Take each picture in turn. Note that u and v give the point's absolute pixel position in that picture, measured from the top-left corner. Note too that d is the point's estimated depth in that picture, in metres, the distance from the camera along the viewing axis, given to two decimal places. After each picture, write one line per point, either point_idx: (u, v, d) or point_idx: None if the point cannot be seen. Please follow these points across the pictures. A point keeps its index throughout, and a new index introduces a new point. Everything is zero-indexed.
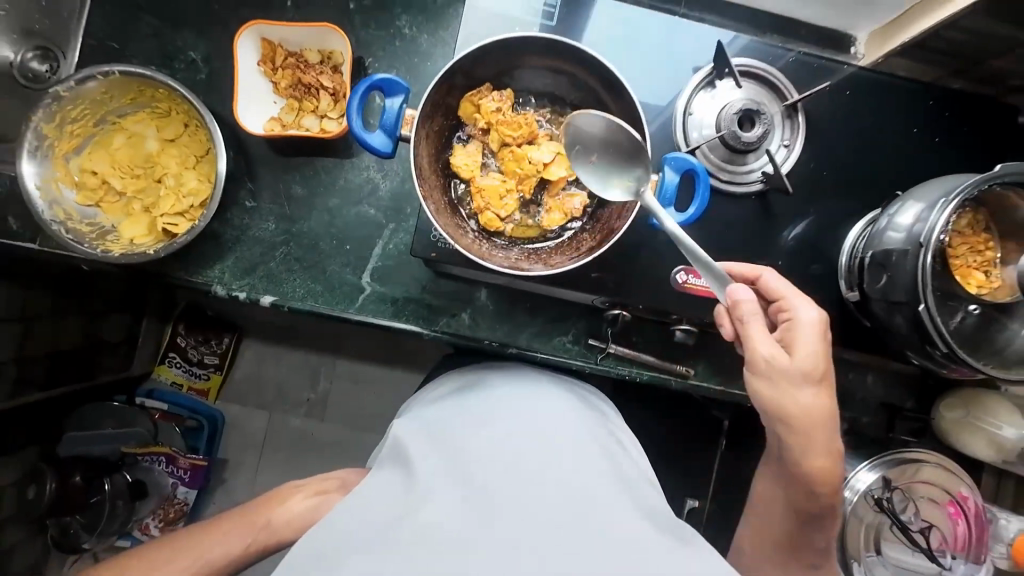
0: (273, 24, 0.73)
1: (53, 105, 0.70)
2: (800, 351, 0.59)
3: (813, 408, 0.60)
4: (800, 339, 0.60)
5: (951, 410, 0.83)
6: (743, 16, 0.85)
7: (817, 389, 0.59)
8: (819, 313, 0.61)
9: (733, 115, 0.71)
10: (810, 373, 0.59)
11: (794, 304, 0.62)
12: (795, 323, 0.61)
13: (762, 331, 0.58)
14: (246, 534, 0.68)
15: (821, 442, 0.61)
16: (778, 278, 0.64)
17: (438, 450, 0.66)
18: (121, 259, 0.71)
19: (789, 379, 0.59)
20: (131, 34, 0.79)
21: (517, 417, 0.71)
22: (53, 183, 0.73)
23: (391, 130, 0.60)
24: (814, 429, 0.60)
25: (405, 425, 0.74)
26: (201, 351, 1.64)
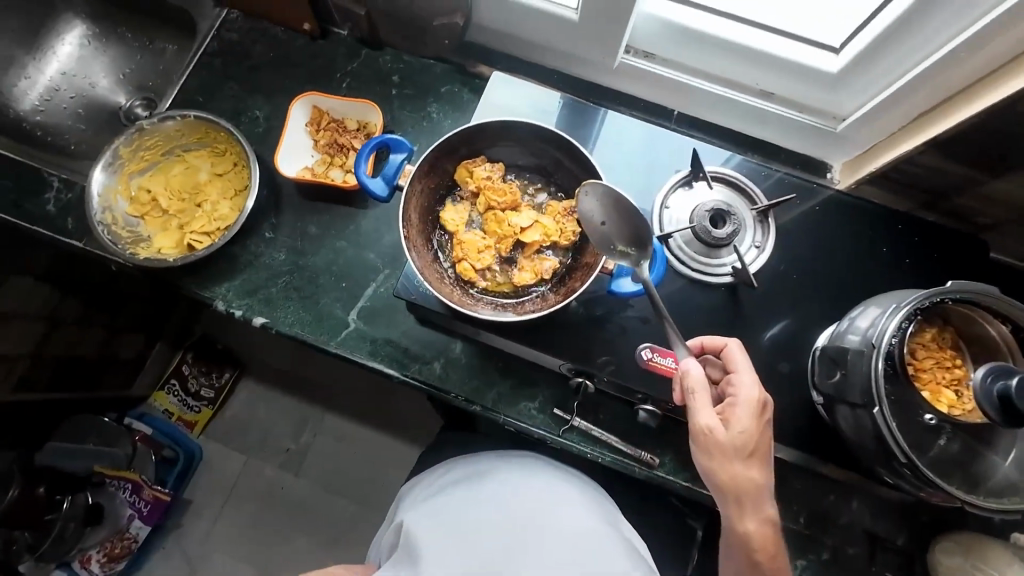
0: (325, 96, 0.90)
1: (135, 134, 0.86)
2: (735, 427, 0.61)
3: (744, 478, 0.61)
4: (735, 414, 0.62)
5: (949, 556, 0.73)
6: (729, 137, 0.95)
7: (749, 463, 0.61)
8: (761, 392, 0.63)
9: (705, 212, 0.78)
10: (740, 447, 0.61)
11: (742, 380, 0.64)
12: (737, 399, 0.63)
13: (702, 402, 0.62)
14: None
15: (751, 511, 0.61)
16: (740, 352, 0.66)
17: (446, 540, 0.70)
18: (143, 263, 0.80)
19: (719, 450, 0.61)
20: (215, 93, 0.98)
21: (520, 507, 0.75)
22: (112, 194, 0.86)
23: (390, 179, 0.73)
24: (746, 499, 0.61)
25: (413, 517, 0.76)
26: (200, 383, 1.67)
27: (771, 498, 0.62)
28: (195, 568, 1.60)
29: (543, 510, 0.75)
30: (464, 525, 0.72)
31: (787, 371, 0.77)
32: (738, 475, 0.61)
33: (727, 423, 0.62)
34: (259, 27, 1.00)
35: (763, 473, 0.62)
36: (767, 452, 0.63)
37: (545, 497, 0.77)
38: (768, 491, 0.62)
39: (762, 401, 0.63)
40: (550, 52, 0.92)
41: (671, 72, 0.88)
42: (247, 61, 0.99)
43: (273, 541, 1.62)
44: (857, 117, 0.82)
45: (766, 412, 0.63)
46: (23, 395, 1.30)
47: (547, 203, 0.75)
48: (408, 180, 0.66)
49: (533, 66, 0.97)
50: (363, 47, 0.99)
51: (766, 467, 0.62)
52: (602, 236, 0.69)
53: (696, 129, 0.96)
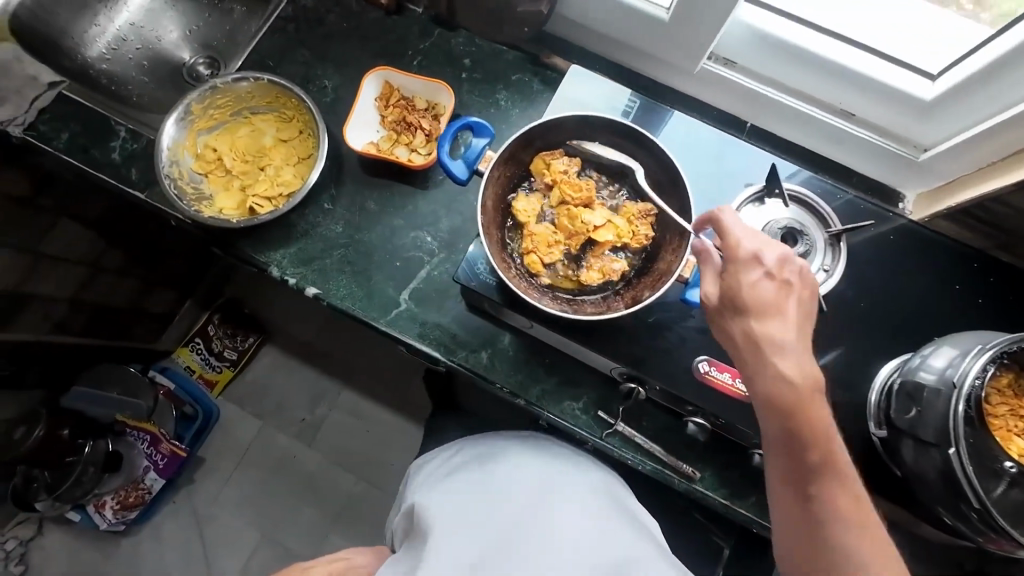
0: (399, 72, 0.89)
1: (209, 91, 0.86)
2: (727, 284, 0.61)
3: (747, 337, 0.59)
4: (723, 272, 0.61)
5: None
6: (802, 155, 0.93)
7: (750, 321, 0.59)
8: (743, 245, 0.60)
9: (777, 231, 0.77)
10: (729, 304, 0.60)
11: (729, 238, 0.61)
12: (724, 256, 0.62)
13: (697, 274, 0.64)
14: None
15: (759, 371, 0.58)
16: (724, 208, 0.64)
17: (469, 522, 0.70)
18: (207, 222, 0.80)
19: (714, 315, 0.62)
20: (286, 58, 0.97)
21: (534, 489, 0.76)
22: (180, 149, 0.86)
23: (470, 162, 0.79)
24: (750, 360, 0.59)
25: (425, 500, 0.77)
26: (224, 344, 1.68)
27: (783, 359, 0.57)
28: (203, 526, 1.62)
29: (559, 491, 0.76)
30: (484, 510, 0.72)
31: (842, 400, 0.75)
32: (739, 334, 0.59)
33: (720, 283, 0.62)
34: None
35: (777, 330, 0.58)
36: (773, 308, 0.58)
37: (557, 481, 0.78)
38: (789, 354, 0.57)
39: (754, 252, 0.60)
40: (629, 51, 0.90)
41: (751, 83, 0.86)
42: (320, 29, 0.98)
43: (281, 508, 1.64)
44: (943, 147, 0.79)
45: (762, 263, 0.59)
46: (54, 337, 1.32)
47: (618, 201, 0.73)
48: (490, 168, 0.67)
49: (608, 62, 0.95)
50: (437, 27, 0.98)
51: (770, 322, 0.58)
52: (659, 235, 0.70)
53: (768, 144, 0.93)
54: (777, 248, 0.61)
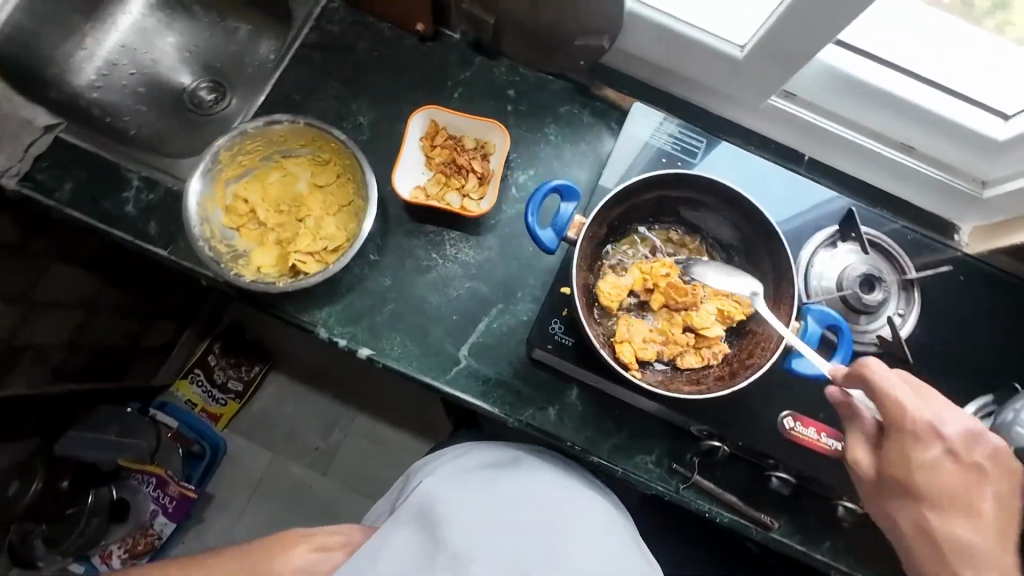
0: (446, 110, 0.83)
1: (237, 137, 0.78)
2: (892, 458, 0.63)
3: (922, 525, 0.62)
4: (887, 449, 0.63)
5: None
6: (859, 189, 0.91)
7: (920, 507, 0.62)
8: (913, 417, 0.60)
9: (856, 278, 0.75)
10: (892, 480, 0.63)
11: (900, 407, 0.61)
12: (888, 424, 0.62)
13: (851, 437, 0.66)
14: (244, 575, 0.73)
15: (934, 562, 0.62)
16: (871, 357, 0.62)
17: (468, 516, 0.74)
18: (251, 287, 0.73)
19: (872, 488, 0.65)
20: (316, 92, 0.89)
21: (542, 505, 0.77)
22: (209, 204, 0.78)
23: (559, 231, 0.68)
24: (921, 546, 0.62)
25: (435, 487, 0.78)
26: (228, 374, 1.55)
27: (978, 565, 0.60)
28: None
29: (562, 505, 0.78)
30: (482, 508, 0.75)
31: None
32: (907, 520, 0.63)
33: (881, 458, 0.64)
34: (363, 20, 0.91)
35: (963, 527, 0.61)
36: (957, 501, 0.61)
37: (564, 495, 0.79)
38: (979, 554, 0.60)
39: (931, 426, 0.61)
40: (687, 83, 0.86)
41: (814, 117, 0.84)
42: (350, 58, 0.90)
43: None
44: (1011, 187, 0.79)
45: (943, 439, 0.61)
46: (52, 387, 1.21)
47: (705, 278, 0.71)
48: (580, 236, 0.65)
49: (662, 93, 0.91)
50: (478, 54, 0.91)
51: (947, 516, 0.62)
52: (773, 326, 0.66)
53: (826, 177, 0.91)
54: (956, 421, 0.62)
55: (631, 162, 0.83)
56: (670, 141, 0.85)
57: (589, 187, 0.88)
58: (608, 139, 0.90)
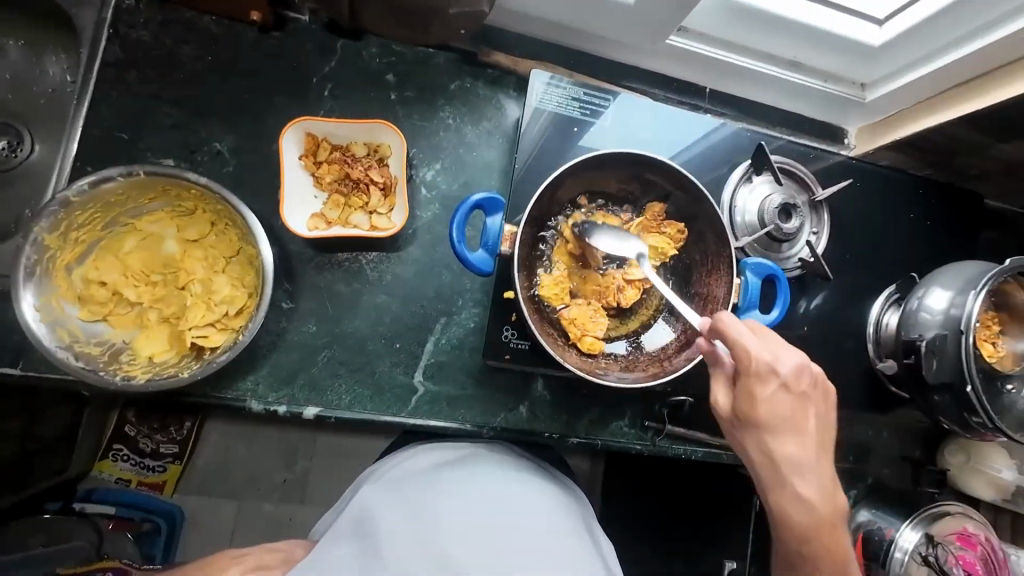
0: (321, 119, 0.70)
1: (60, 211, 0.61)
2: (741, 397, 0.61)
3: (765, 454, 0.62)
4: (742, 391, 0.61)
5: (954, 456, 0.88)
6: (759, 112, 0.92)
7: (767, 438, 0.62)
8: (758, 357, 0.59)
9: (774, 209, 0.78)
10: (742, 418, 0.62)
11: (739, 346, 0.60)
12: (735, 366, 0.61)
13: (716, 388, 0.64)
14: None
15: (777, 489, 0.63)
16: (728, 313, 0.61)
17: (408, 519, 0.62)
18: (150, 386, 0.61)
19: (732, 427, 0.64)
20: (148, 124, 0.71)
21: (497, 493, 0.68)
22: (54, 301, 0.62)
23: (491, 249, 0.66)
24: (776, 473, 0.62)
25: (376, 495, 0.68)
26: (156, 440, 1.24)
27: (813, 484, 0.62)
28: None
29: (524, 507, 0.68)
30: (427, 508, 0.64)
31: (846, 345, 0.84)
32: (757, 451, 0.63)
33: (737, 399, 0.62)
34: (179, 19, 0.73)
35: (793, 447, 0.62)
36: (805, 429, 0.62)
37: (525, 495, 0.70)
38: (808, 470, 0.62)
39: (771, 363, 0.60)
40: (577, 31, 0.80)
41: (709, 48, 0.81)
42: (178, 71, 0.72)
43: None
44: (886, 87, 0.84)
45: (779, 374, 0.60)
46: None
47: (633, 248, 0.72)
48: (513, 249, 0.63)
49: (553, 48, 0.84)
50: (337, 37, 0.77)
51: (792, 443, 0.62)
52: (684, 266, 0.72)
53: (729, 106, 0.91)
54: (792, 356, 0.60)
55: (544, 138, 0.76)
56: (578, 106, 0.79)
57: (503, 169, 0.82)
58: (510, 109, 0.82)
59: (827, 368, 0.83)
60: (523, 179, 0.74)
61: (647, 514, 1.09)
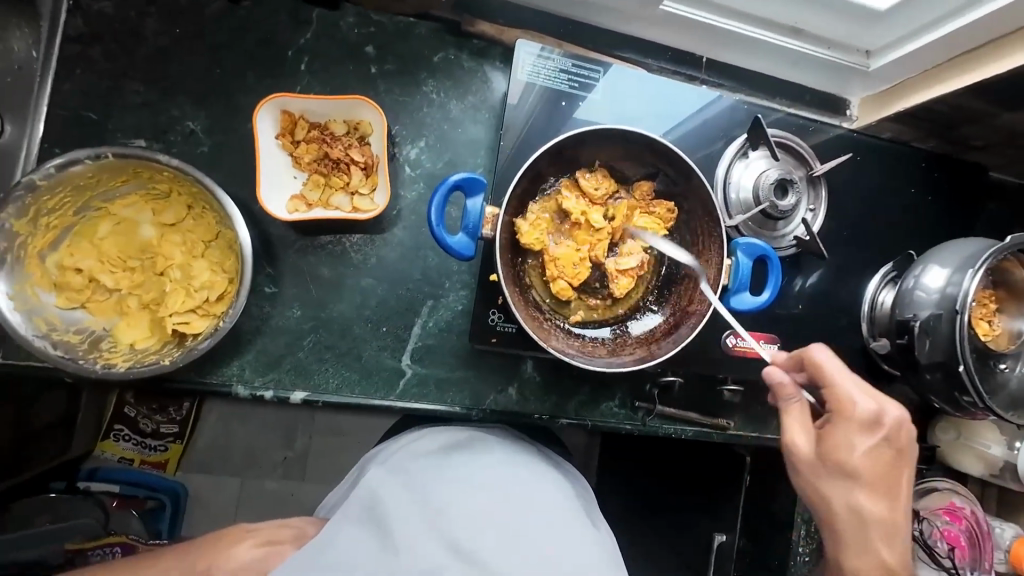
0: (298, 95, 0.67)
1: (27, 197, 0.59)
2: (832, 443, 0.66)
3: (849, 506, 0.66)
4: (837, 435, 0.66)
5: (945, 433, 0.88)
6: (759, 82, 0.88)
7: (853, 487, 0.66)
8: (866, 404, 0.65)
9: (770, 185, 0.75)
10: (833, 463, 0.66)
11: (844, 394, 0.66)
12: (834, 413, 0.66)
13: (794, 421, 0.66)
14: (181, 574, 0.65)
15: (858, 544, 0.67)
16: (831, 357, 0.67)
17: (419, 509, 0.63)
18: (130, 375, 0.60)
19: (813, 472, 0.67)
20: (115, 102, 0.68)
21: (505, 480, 0.68)
22: (28, 289, 0.61)
23: (473, 231, 0.64)
24: (856, 527, 0.66)
25: (384, 476, 0.67)
26: (157, 420, 1.25)
27: (886, 538, 0.67)
28: None
29: (531, 493, 0.68)
30: (438, 496, 0.64)
31: (840, 323, 0.83)
32: (843, 504, 0.66)
33: (828, 444, 0.66)
34: None
35: (877, 504, 0.66)
36: (889, 485, 0.67)
37: (530, 482, 0.70)
38: (888, 525, 0.67)
39: (873, 415, 0.65)
40: None
41: (704, 15, 0.77)
42: (144, 46, 0.69)
43: None
44: (892, 54, 0.80)
45: (879, 426, 0.65)
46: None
47: (625, 197, 0.71)
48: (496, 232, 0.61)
49: (541, 15, 0.80)
50: (312, 7, 0.73)
51: (878, 497, 0.67)
52: (672, 248, 0.70)
53: (726, 77, 0.87)
54: (892, 407, 0.67)
55: (531, 113, 0.73)
56: (567, 79, 0.75)
57: (491, 146, 0.79)
58: (496, 82, 0.79)
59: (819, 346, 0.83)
60: (510, 157, 0.72)
61: (643, 492, 1.10)
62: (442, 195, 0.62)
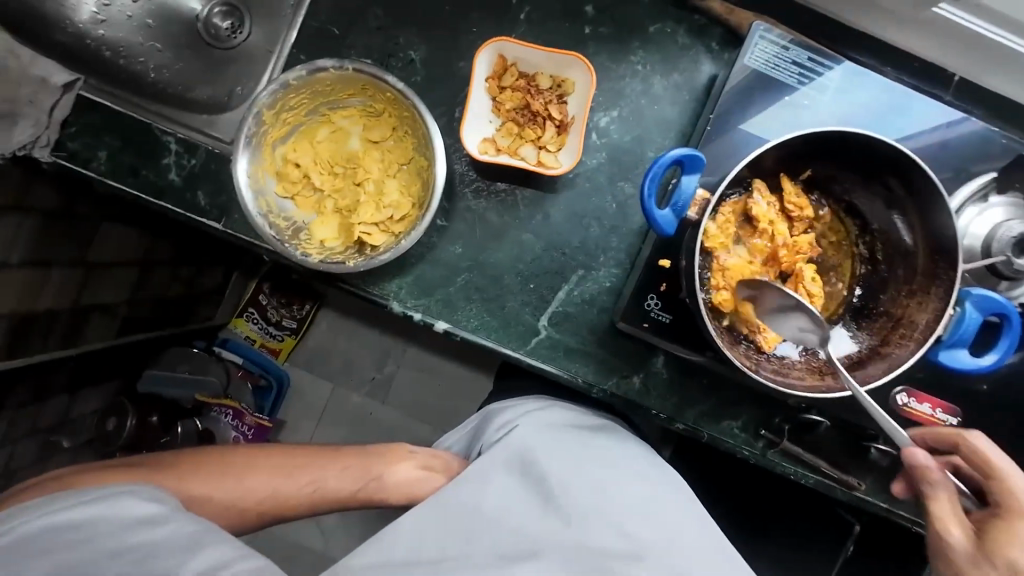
0: (518, 42, 0.69)
1: (280, 91, 0.67)
2: (993, 532, 0.56)
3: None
4: (999, 527, 0.56)
5: None
6: (1018, 117, 0.74)
7: None
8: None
9: (1008, 239, 0.64)
10: (986, 550, 0.55)
11: (1015, 486, 0.58)
12: (1000, 503, 0.57)
13: (943, 510, 0.58)
14: (357, 479, 0.68)
15: None
16: (986, 442, 0.61)
17: (574, 479, 0.61)
18: (322, 267, 0.68)
19: (970, 566, 0.56)
20: (357, 23, 0.74)
21: (652, 474, 0.66)
22: (260, 172, 0.70)
23: (679, 211, 0.60)
24: None
25: (534, 438, 0.65)
26: (281, 313, 1.40)
27: None
28: None
29: (677, 493, 0.65)
30: (591, 472, 0.63)
31: None
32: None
33: (980, 532, 0.57)
34: None
35: None
36: None
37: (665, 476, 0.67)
38: None
39: None
40: None
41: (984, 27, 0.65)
42: None
43: None
44: None
45: None
46: (78, 351, 0.94)
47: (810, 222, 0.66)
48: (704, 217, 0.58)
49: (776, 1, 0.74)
50: None
51: None
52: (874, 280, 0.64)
53: (978, 105, 0.74)
54: None
55: (745, 103, 0.68)
56: (796, 73, 0.69)
57: (683, 129, 0.75)
58: (707, 64, 0.74)
59: (1004, 436, 0.71)
60: (708, 144, 0.68)
61: None
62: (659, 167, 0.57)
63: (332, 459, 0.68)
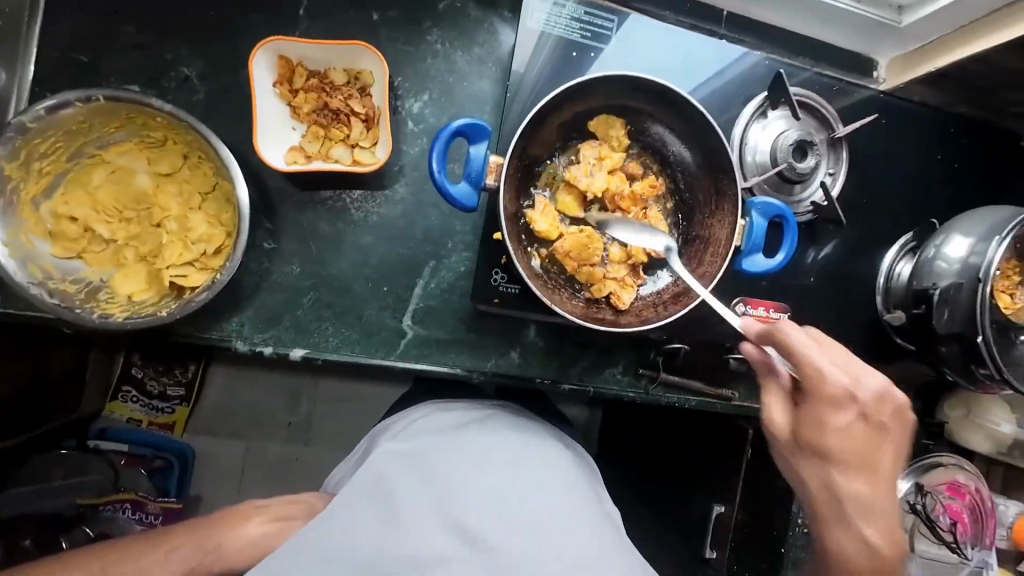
0: (295, 39, 0.64)
1: (18, 139, 0.58)
2: (804, 418, 0.62)
3: (828, 484, 0.64)
4: (806, 411, 0.61)
5: (953, 410, 0.85)
6: (785, 37, 0.83)
7: (827, 466, 0.62)
8: (839, 382, 0.59)
9: (788, 146, 0.72)
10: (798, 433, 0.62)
11: (813, 369, 0.59)
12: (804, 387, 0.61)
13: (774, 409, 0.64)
14: (189, 555, 0.60)
15: (839, 524, 0.65)
16: (795, 328, 0.59)
17: (427, 488, 0.61)
18: (130, 323, 0.59)
19: (787, 448, 0.64)
20: (108, 45, 0.65)
21: (513, 463, 0.65)
22: (23, 236, 0.60)
23: (475, 181, 0.62)
24: (839, 513, 0.64)
25: (393, 454, 0.65)
26: (163, 382, 1.21)
27: (871, 521, 0.64)
28: None
29: (541, 475, 0.65)
30: (448, 476, 0.62)
31: (855, 295, 0.81)
32: (813, 477, 0.64)
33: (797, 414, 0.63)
34: None
35: (860, 483, 0.63)
36: (882, 464, 0.63)
37: (535, 463, 0.66)
38: (871, 504, 0.64)
39: (847, 390, 0.59)
40: None
41: None
42: None
43: None
44: (925, 12, 0.75)
45: (856, 403, 0.60)
46: None
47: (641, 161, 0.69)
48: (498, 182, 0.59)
49: None
50: None
51: (871, 480, 0.63)
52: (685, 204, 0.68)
53: (750, 33, 0.82)
54: (874, 380, 0.60)
55: (541, 64, 0.70)
56: (578, 28, 0.71)
57: (496, 100, 0.75)
58: (504, 32, 0.75)
59: (831, 318, 0.80)
60: (514, 110, 0.68)
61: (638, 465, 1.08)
62: (443, 142, 0.60)
63: (203, 538, 0.61)
